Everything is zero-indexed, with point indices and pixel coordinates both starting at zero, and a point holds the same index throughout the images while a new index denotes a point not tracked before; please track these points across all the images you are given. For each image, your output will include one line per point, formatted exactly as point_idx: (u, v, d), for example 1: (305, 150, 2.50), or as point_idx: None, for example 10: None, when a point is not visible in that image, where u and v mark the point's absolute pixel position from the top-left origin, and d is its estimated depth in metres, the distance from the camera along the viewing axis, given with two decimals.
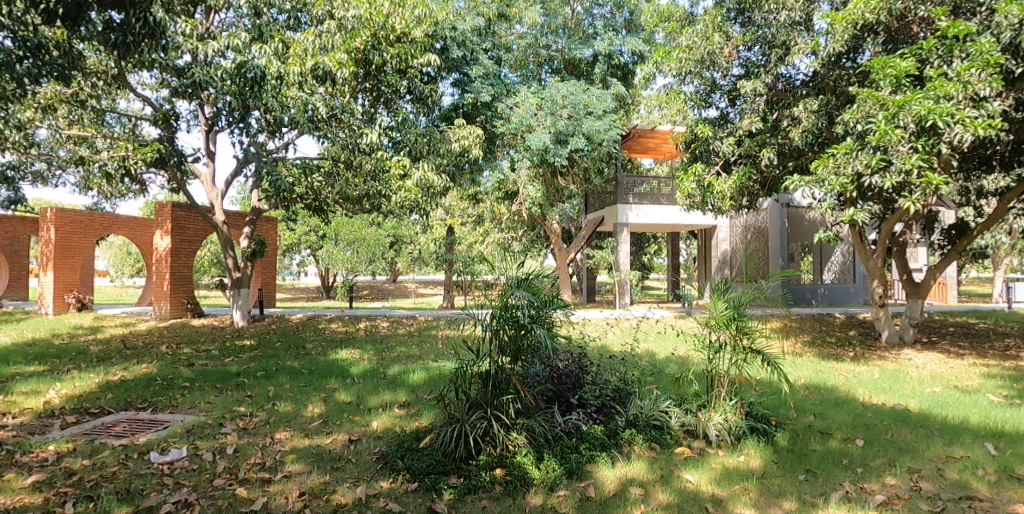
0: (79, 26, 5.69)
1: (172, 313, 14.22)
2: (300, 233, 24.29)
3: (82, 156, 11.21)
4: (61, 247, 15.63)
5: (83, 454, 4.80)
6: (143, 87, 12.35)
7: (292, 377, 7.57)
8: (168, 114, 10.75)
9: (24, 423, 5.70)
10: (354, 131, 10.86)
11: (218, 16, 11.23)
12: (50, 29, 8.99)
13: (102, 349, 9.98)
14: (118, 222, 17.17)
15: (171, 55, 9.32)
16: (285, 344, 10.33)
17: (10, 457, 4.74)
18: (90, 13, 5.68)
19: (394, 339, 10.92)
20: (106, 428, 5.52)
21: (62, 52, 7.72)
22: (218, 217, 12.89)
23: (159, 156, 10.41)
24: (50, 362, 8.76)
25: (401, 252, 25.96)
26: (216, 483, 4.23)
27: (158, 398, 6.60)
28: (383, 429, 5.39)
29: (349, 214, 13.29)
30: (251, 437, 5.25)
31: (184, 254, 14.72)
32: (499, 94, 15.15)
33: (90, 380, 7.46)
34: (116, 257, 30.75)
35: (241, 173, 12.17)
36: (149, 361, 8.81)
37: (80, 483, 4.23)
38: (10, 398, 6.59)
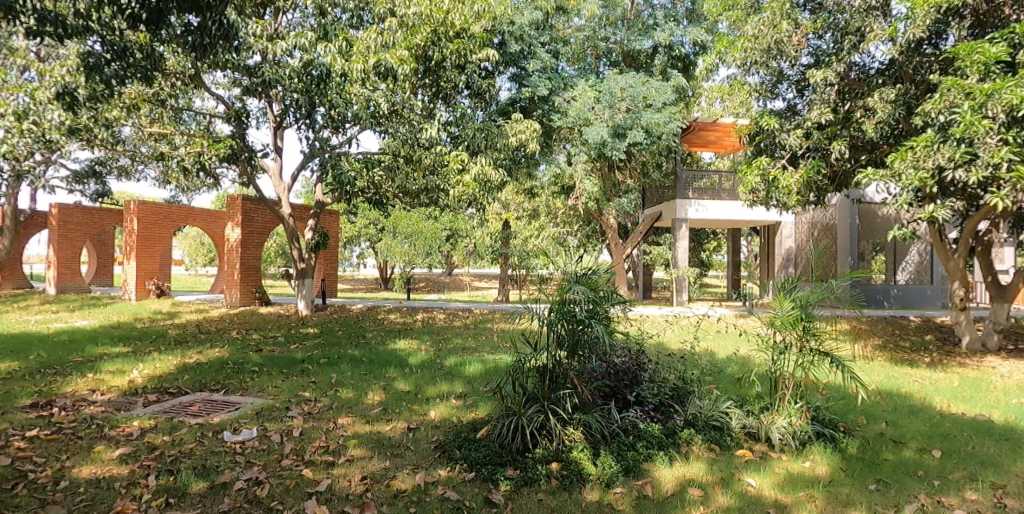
0: (161, 31, 6.10)
1: (242, 301, 14.91)
2: (360, 226, 24.99)
3: (162, 152, 11.89)
4: (143, 236, 16.62)
5: (163, 431, 5.12)
6: (216, 86, 12.90)
7: (352, 365, 7.81)
8: (240, 111, 11.25)
9: (111, 399, 6.12)
10: (413, 127, 11.08)
11: (285, 17, 11.62)
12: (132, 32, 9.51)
13: (179, 334, 10.56)
14: (193, 214, 18.14)
15: (243, 55, 9.75)
16: (347, 333, 10.67)
17: (100, 431, 5.10)
18: (171, 17, 6.12)
19: (450, 332, 11.08)
20: (184, 407, 5.87)
21: (146, 54, 8.28)
22: (284, 210, 13.37)
23: (231, 152, 10.98)
24: (133, 344, 9.36)
25: (457, 245, 26.36)
26: (284, 463, 4.42)
27: (229, 381, 6.94)
28: (441, 419, 5.50)
29: (408, 208, 13.54)
30: (316, 421, 5.46)
31: (253, 245, 15.36)
32: (557, 87, 15.14)
33: (168, 361, 7.92)
34: (189, 247, 32.57)
35: (306, 167, 12.61)
36: (222, 346, 9.27)
37: (162, 458, 4.51)
38: (98, 376, 7.08)
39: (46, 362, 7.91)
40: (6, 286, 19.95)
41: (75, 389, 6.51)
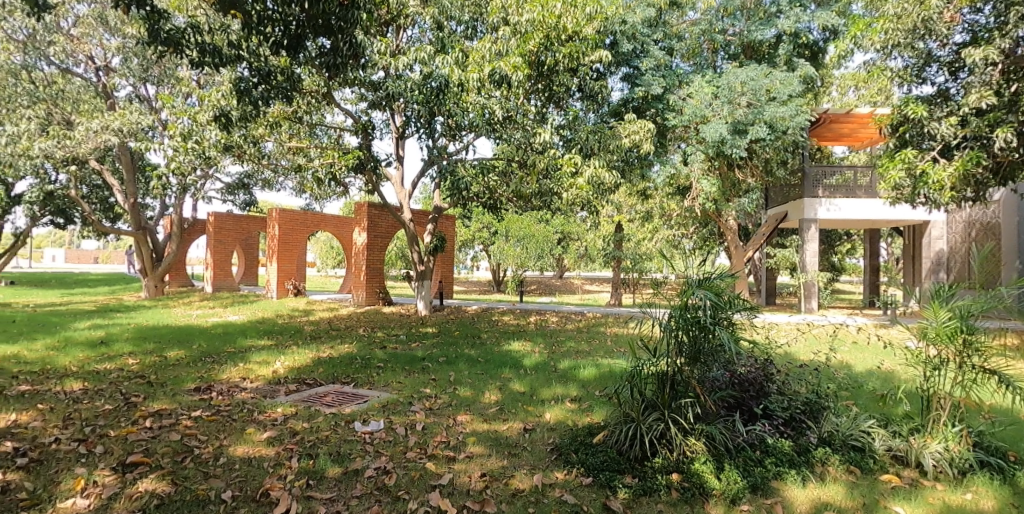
0: (299, 54, 6.79)
1: (367, 301, 15.86)
2: (475, 230, 25.71)
3: (300, 164, 12.99)
4: (283, 241, 18.19)
5: (303, 418, 5.58)
6: (345, 102, 13.83)
7: (469, 364, 8.06)
8: (366, 124, 12.01)
9: (258, 387, 6.77)
10: (528, 132, 11.22)
11: (406, 33, 12.21)
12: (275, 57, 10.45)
13: (313, 330, 11.46)
14: (325, 220, 19.57)
15: (369, 72, 10.41)
16: (463, 334, 11.03)
17: (250, 414, 5.66)
18: (307, 41, 6.78)
19: (562, 334, 11.11)
20: (319, 397, 6.37)
21: (286, 77, 9.10)
22: (406, 216, 14.06)
23: (359, 162, 11.78)
24: (275, 338, 10.29)
25: (569, 248, 26.37)
26: (409, 455, 4.65)
27: (358, 375, 7.42)
28: (557, 421, 5.53)
29: (521, 211, 13.77)
30: (437, 417, 5.69)
31: (378, 249, 16.29)
32: (672, 85, 14.71)
33: (305, 355, 8.63)
34: (321, 251, 35.28)
35: (426, 174, 13.18)
36: (351, 342, 9.95)
37: (302, 442, 4.92)
38: (247, 366, 7.86)
39: (205, 352, 8.90)
40: (173, 285, 22.68)
41: (229, 376, 7.26)
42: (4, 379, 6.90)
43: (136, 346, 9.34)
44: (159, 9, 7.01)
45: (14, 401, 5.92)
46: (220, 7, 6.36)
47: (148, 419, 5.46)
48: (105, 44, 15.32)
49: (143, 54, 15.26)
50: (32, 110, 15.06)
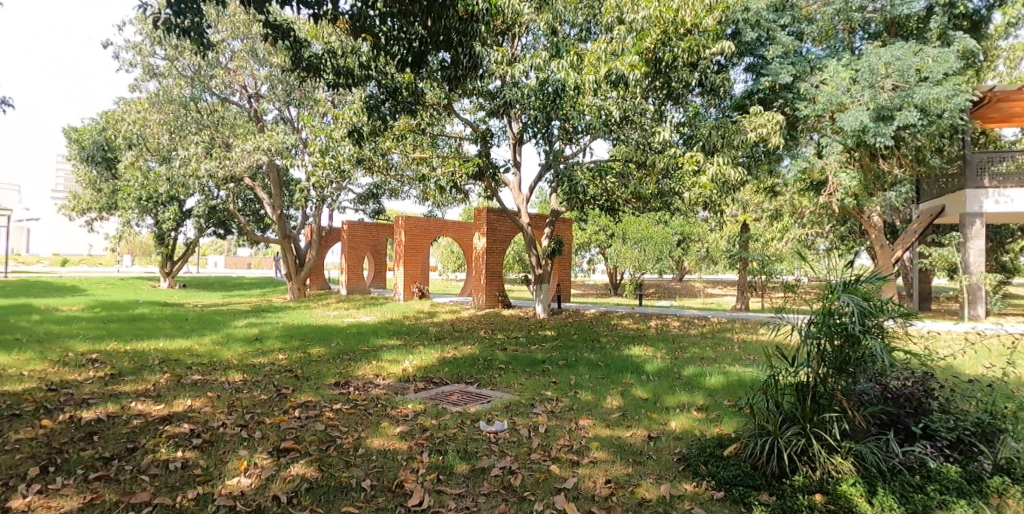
0: (422, 70, 7.10)
1: (487, 303, 16.26)
2: (591, 233, 25.48)
3: (424, 174, 13.75)
4: (408, 246, 19.17)
5: (431, 414, 5.82)
6: (464, 112, 14.28)
7: (590, 368, 8.00)
8: (485, 132, 12.34)
9: (390, 384, 7.16)
10: (646, 131, 11.01)
11: (520, 41, 12.40)
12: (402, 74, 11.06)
13: (438, 331, 11.93)
14: (446, 225, 20.33)
15: (487, 82, 10.72)
16: (582, 337, 10.97)
17: (384, 409, 6.01)
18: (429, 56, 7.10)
19: (686, 340, 10.67)
20: (446, 395, 6.62)
21: (411, 91, 9.64)
22: (524, 220, 14.26)
23: (478, 170, 12.17)
24: (404, 338, 10.84)
25: (689, 250, 25.41)
26: (533, 457, 4.71)
27: (481, 375, 7.64)
28: (683, 430, 5.33)
29: (639, 213, 13.48)
30: (559, 419, 5.71)
31: (497, 253, 16.66)
32: (802, 73, 13.73)
33: (431, 355, 9.01)
34: (442, 256, 36.80)
35: (543, 178, 13.28)
36: (473, 343, 10.25)
37: (431, 438, 5.14)
38: (380, 363, 8.36)
39: (343, 349, 9.58)
40: (313, 288, 24.73)
41: (364, 373, 7.76)
42: (180, 369, 7.87)
43: (284, 342, 10.27)
44: (300, 39, 7.69)
45: (189, 388, 6.73)
46: (352, 32, 6.75)
47: (297, 409, 5.98)
48: (256, 73, 17.03)
49: (287, 80, 16.77)
50: (198, 136, 17.08)
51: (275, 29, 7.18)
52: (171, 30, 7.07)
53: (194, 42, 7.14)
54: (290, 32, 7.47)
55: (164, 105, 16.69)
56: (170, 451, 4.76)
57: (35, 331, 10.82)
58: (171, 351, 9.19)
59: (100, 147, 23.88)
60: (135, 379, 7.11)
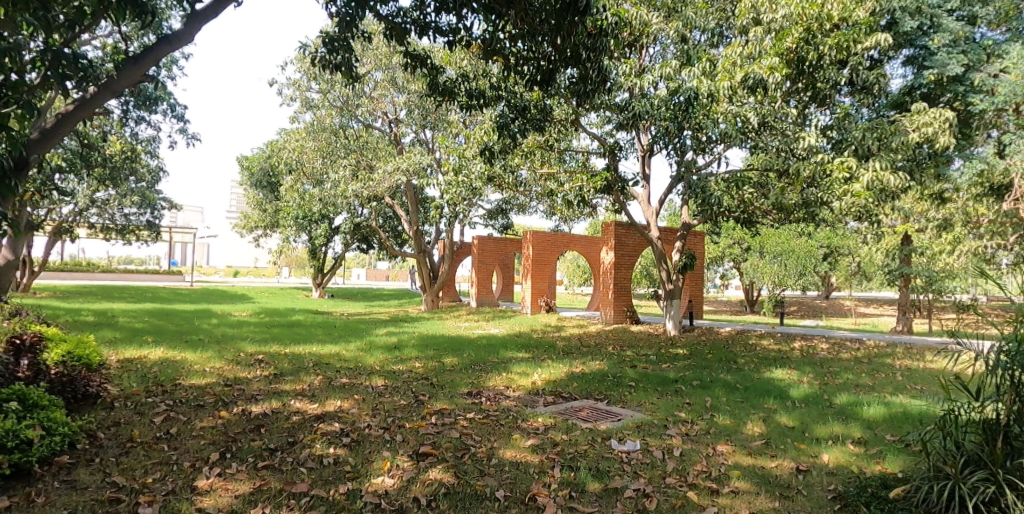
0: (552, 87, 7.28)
1: (615, 319, 16.01)
2: (725, 246, 24.24)
3: (552, 189, 13.94)
4: (536, 261, 19.42)
5: (562, 430, 5.81)
6: (591, 126, 14.27)
7: (727, 390, 7.58)
8: (613, 145, 12.22)
9: (520, 396, 7.27)
10: (788, 137, 10.17)
11: (649, 51, 12.20)
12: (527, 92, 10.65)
13: (565, 345, 11.91)
14: (574, 240, 20.32)
15: (615, 95, 10.66)
16: (718, 357, 10.41)
17: (516, 421, 6.10)
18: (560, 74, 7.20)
19: (837, 364, 9.73)
20: (575, 411, 6.58)
21: (540, 108, 9.81)
22: (653, 234, 13.90)
23: (606, 184, 12.09)
24: (532, 351, 10.96)
25: (838, 265, 23.31)
26: (668, 481, 4.53)
27: (611, 392, 7.51)
28: (837, 465, 4.87)
29: (780, 224, 12.65)
30: (695, 443, 5.45)
31: (626, 268, 16.38)
32: (976, 62, 12.18)
33: (560, 369, 9.02)
34: (569, 270, 36.92)
35: (673, 190, 12.87)
36: (601, 359, 10.12)
37: (563, 453, 5.12)
38: (510, 375, 8.51)
39: (474, 360, 9.88)
40: (445, 300, 25.82)
41: (495, 384, 7.94)
42: (331, 373, 8.55)
43: (420, 351, 10.80)
44: (436, 66, 8.17)
45: (339, 390, 7.29)
46: (485, 55, 7.25)
47: (434, 415, 6.25)
48: (396, 100, 18.27)
49: (423, 105, 17.77)
50: (346, 159, 18.63)
51: (415, 58, 7.84)
52: (326, 66, 7.79)
53: (345, 75, 7.82)
54: (428, 60, 7.97)
55: (317, 134, 18.39)
56: (324, 447, 5.17)
57: (212, 333, 12.31)
58: (322, 355, 10.01)
59: (266, 173, 26.81)
60: (294, 379, 7.83)
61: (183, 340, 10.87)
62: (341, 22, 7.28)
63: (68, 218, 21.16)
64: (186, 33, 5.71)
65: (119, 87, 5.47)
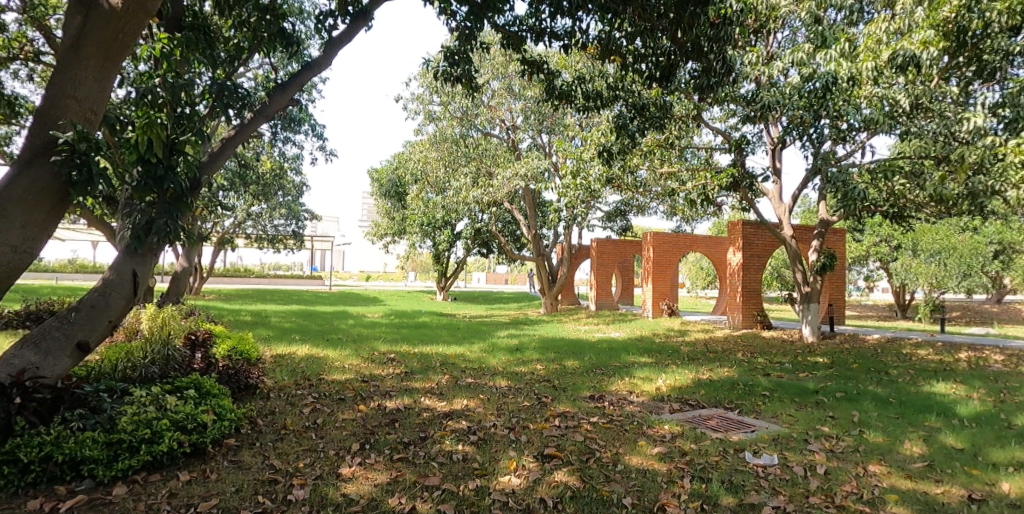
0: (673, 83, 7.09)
1: (744, 324, 15.16)
2: (870, 244, 22.13)
3: (674, 188, 13.50)
4: (657, 263, 18.89)
5: (690, 439, 5.58)
6: (713, 121, 13.67)
7: (878, 404, 6.90)
8: (740, 140, 11.59)
9: (644, 402, 7.09)
10: (948, 119, 9.06)
11: (778, 37, 11.46)
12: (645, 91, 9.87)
13: (690, 351, 11.46)
14: (697, 241, 19.51)
15: (740, 86, 10.15)
16: (865, 367, 9.50)
17: (641, 427, 5.96)
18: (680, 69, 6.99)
19: (1016, 379, 8.50)
20: (704, 419, 6.30)
21: (660, 106, 9.54)
22: (787, 232, 13.00)
23: (733, 181, 11.50)
24: (655, 356, 10.66)
25: (1011, 264, 20.44)
26: (812, 501, 4.21)
27: (742, 401, 7.11)
28: (1020, 498, 4.26)
29: (938, 217, 11.36)
30: (842, 461, 5.00)
31: (755, 269, 15.45)
32: None
33: (686, 375, 8.69)
34: (691, 272, 35.62)
35: (809, 184, 11.95)
36: (730, 366, 9.62)
37: (692, 463, 4.92)
38: (633, 380, 8.33)
39: (595, 364, 9.79)
40: (564, 303, 25.86)
41: (617, 388, 7.80)
42: (457, 372, 8.85)
43: (541, 353, 10.89)
44: (553, 70, 8.22)
45: (465, 390, 7.54)
46: (601, 55, 7.15)
47: (557, 417, 6.27)
48: (513, 107, 18.61)
49: (540, 110, 17.98)
50: (467, 167, 19.28)
51: (532, 63, 7.93)
52: (447, 79, 8.07)
53: (465, 87, 8.08)
54: (544, 65, 8.05)
55: (440, 144, 19.18)
56: (453, 443, 5.36)
57: (349, 333, 13.23)
58: (448, 356, 10.41)
59: (395, 184, 28.44)
60: (423, 378, 8.21)
61: (325, 338, 11.81)
62: (461, 36, 7.59)
63: (229, 230, 23.77)
64: (324, 60, 6.29)
65: (271, 111, 6.08)
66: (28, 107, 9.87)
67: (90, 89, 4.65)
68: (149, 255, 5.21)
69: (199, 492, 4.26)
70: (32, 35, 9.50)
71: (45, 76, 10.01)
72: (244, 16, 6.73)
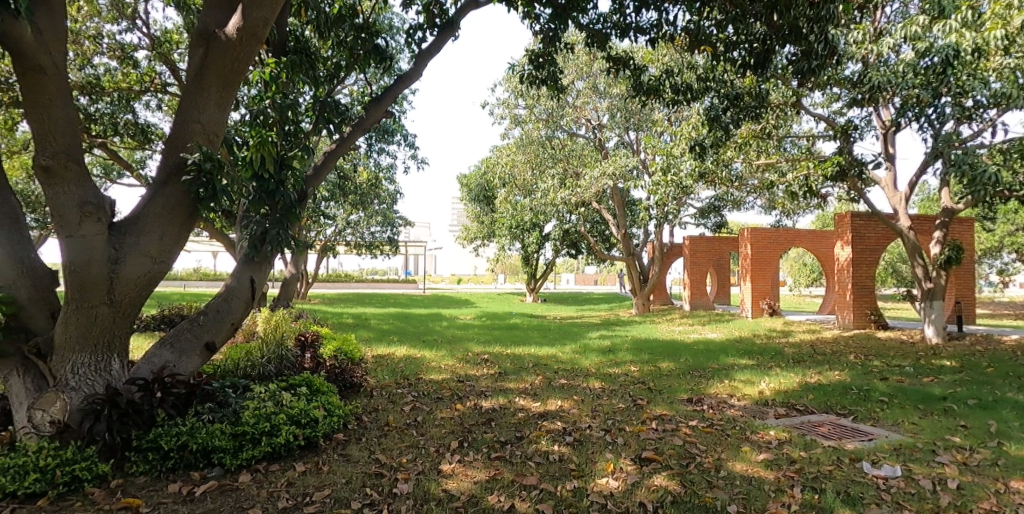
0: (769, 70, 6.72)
1: (856, 324, 14.16)
2: (1003, 235, 19.97)
3: (773, 180, 12.82)
4: (756, 260, 18.02)
5: (799, 446, 5.27)
6: (814, 107, 12.88)
7: (1019, 413, 6.21)
8: (845, 126, 10.82)
9: (747, 406, 6.77)
10: None
11: (886, 12, 10.59)
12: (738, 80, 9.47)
13: (795, 352, 10.85)
14: (800, 236, 18.40)
15: (843, 68, 9.50)
16: (1001, 371, 8.59)
17: (744, 432, 5.70)
18: (776, 55, 6.61)
19: None
20: (814, 426, 5.94)
21: (755, 95, 9.11)
22: (903, 223, 12.00)
23: (840, 169, 10.77)
24: (757, 358, 10.17)
25: None
26: None
27: (857, 407, 6.63)
28: None
29: None
30: (977, 476, 4.55)
31: (867, 264, 14.36)
32: None
33: (791, 378, 8.22)
34: (793, 269, 33.76)
35: (928, 170, 10.97)
36: (841, 369, 9.00)
37: (803, 472, 4.65)
38: (733, 383, 7.99)
39: (692, 366, 9.49)
40: (657, 303, 25.26)
41: (717, 391, 7.51)
42: (550, 373, 8.87)
43: (635, 355, 10.69)
44: (639, 66, 8.06)
45: (558, 391, 7.53)
46: (690, 45, 6.92)
47: (654, 420, 6.12)
48: (599, 105, 18.41)
49: (627, 107, 17.71)
50: (554, 169, 19.28)
51: (617, 60, 7.81)
52: (533, 82, 8.11)
53: (550, 89, 8.08)
54: (630, 61, 7.90)
55: (526, 147, 19.32)
56: (549, 444, 5.37)
57: (444, 334, 13.60)
58: (540, 357, 10.46)
59: (483, 188, 28.97)
60: (517, 378, 8.30)
61: (421, 340, 12.21)
62: (545, 38, 7.62)
63: (331, 238, 25.16)
64: (415, 71, 6.52)
65: (367, 124, 6.37)
66: (158, 133, 10.93)
67: (212, 113, 5.09)
68: (265, 263, 5.60)
69: (313, 482, 4.52)
70: (160, 69, 10.49)
71: (170, 104, 11.03)
72: (341, 36, 7.09)
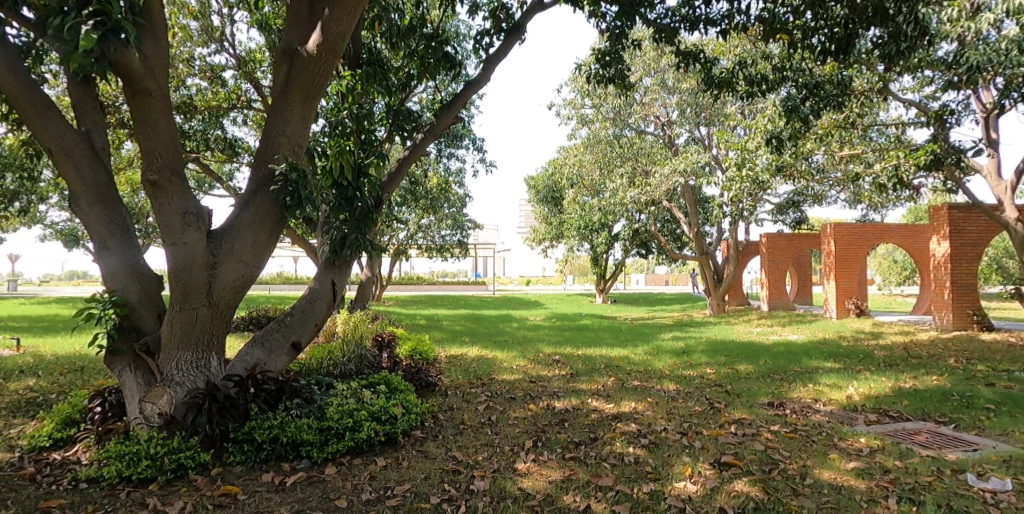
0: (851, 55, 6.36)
1: (956, 325, 13.18)
2: None
3: (858, 172, 12.12)
4: (841, 258, 17.10)
5: (894, 454, 4.97)
6: (903, 93, 12.08)
7: None
8: (940, 111, 10.09)
9: (833, 411, 6.44)
10: None
11: None
12: (816, 68, 9.03)
13: (886, 355, 10.21)
14: (889, 231, 17.30)
15: (935, 49, 8.87)
16: None
17: (831, 439, 5.42)
18: (858, 39, 6.25)
19: None
20: (910, 434, 5.57)
21: (835, 82, 8.66)
22: (1009, 215, 11.05)
23: (934, 158, 10.04)
24: (843, 361, 9.65)
25: None
26: None
27: (959, 415, 6.16)
28: None
29: None
30: None
31: (968, 260, 13.32)
32: None
33: (883, 383, 7.74)
34: (882, 266, 31.82)
35: None
36: (939, 373, 8.39)
37: (898, 483, 4.38)
38: (818, 387, 7.61)
39: (772, 368, 9.10)
40: (732, 303, 24.45)
41: (800, 396, 7.18)
42: (623, 374, 8.75)
43: (711, 357, 10.38)
44: (710, 59, 7.84)
45: (631, 392, 7.42)
46: (765, 35, 6.63)
47: (733, 424, 5.93)
48: (667, 101, 18.01)
49: (698, 101, 17.24)
50: (622, 168, 19.00)
51: (688, 54, 7.61)
52: (600, 81, 8.03)
53: (618, 87, 7.98)
54: (701, 54, 7.68)
55: (594, 147, 19.16)
56: (624, 446, 5.31)
57: (515, 336, 13.69)
58: (612, 358, 10.34)
59: (551, 189, 28.94)
60: (589, 379, 8.24)
61: (492, 341, 12.33)
62: (611, 36, 7.55)
63: (403, 242, 25.86)
64: (483, 77, 6.61)
65: (438, 130, 6.50)
66: (245, 146, 11.59)
67: (296, 125, 5.37)
68: (345, 267, 5.82)
69: (394, 476, 4.67)
70: (245, 87, 11.16)
71: (255, 119, 11.70)
72: (411, 46, 7.25)
